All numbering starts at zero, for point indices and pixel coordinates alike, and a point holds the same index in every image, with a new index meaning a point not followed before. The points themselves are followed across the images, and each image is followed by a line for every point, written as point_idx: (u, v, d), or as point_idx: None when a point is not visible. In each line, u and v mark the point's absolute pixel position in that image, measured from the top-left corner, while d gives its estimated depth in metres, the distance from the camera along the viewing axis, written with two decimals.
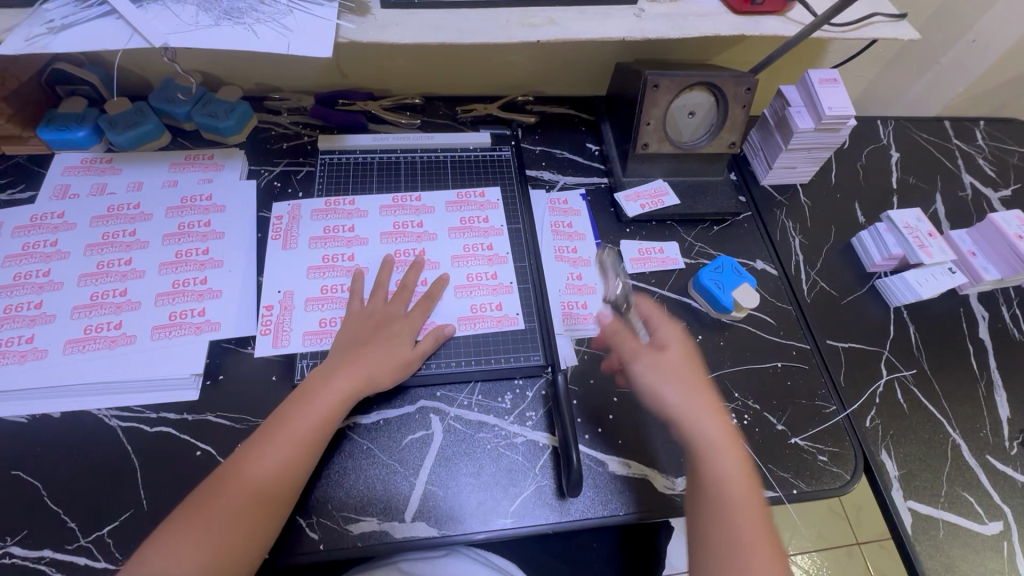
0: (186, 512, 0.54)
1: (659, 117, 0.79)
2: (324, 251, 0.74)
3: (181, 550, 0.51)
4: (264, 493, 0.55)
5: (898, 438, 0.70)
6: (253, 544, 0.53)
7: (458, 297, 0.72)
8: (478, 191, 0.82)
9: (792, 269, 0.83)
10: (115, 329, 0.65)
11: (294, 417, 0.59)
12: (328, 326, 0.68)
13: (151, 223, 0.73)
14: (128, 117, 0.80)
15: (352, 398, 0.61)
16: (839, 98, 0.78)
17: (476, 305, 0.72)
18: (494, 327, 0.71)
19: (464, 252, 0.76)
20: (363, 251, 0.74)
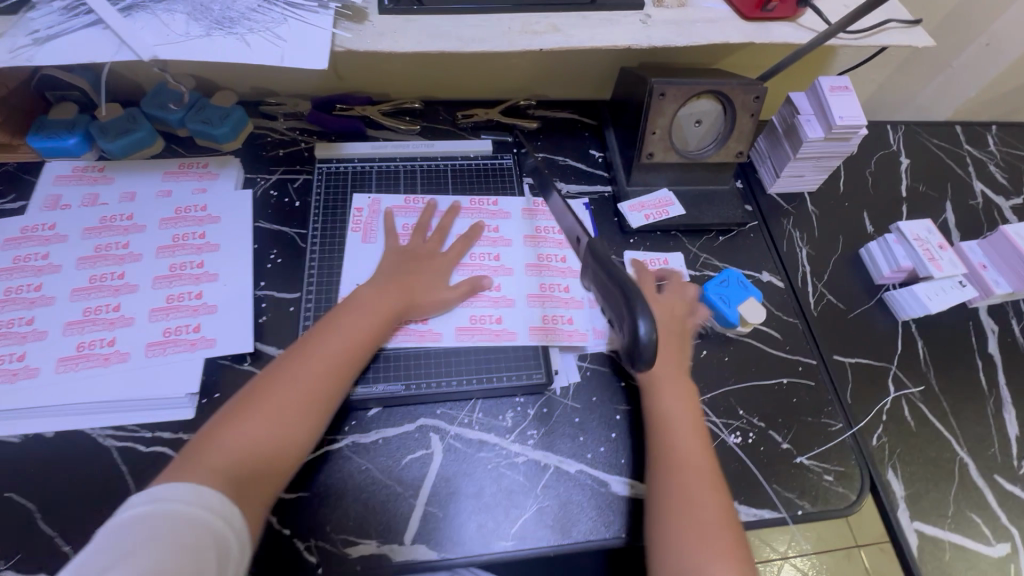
0: (224, 420, 0.53)
1: (665, 126, 0.77)
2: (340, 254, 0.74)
3: (223, 454, 0.50)
4: (303, 401, 0.56)
5: (905, 456, 0.69)
6: (291, 450, 0.54)
7: (459, 310, 0.71)
8: (492, 199, 0.81)
9: (799, 281, 0.82)
10: (108, 346, 0.63)
11: (339, 327, 0.61)
12: None
13: (144, 235, 0.71)
14: (120, 123, 0.78)
15: (399, 311, 0.65)
16: (848, 108, 0.76)
17: (479, 315, 0.71)
18: (489, 339, 0.69)
19: (472, 258, 0.75)
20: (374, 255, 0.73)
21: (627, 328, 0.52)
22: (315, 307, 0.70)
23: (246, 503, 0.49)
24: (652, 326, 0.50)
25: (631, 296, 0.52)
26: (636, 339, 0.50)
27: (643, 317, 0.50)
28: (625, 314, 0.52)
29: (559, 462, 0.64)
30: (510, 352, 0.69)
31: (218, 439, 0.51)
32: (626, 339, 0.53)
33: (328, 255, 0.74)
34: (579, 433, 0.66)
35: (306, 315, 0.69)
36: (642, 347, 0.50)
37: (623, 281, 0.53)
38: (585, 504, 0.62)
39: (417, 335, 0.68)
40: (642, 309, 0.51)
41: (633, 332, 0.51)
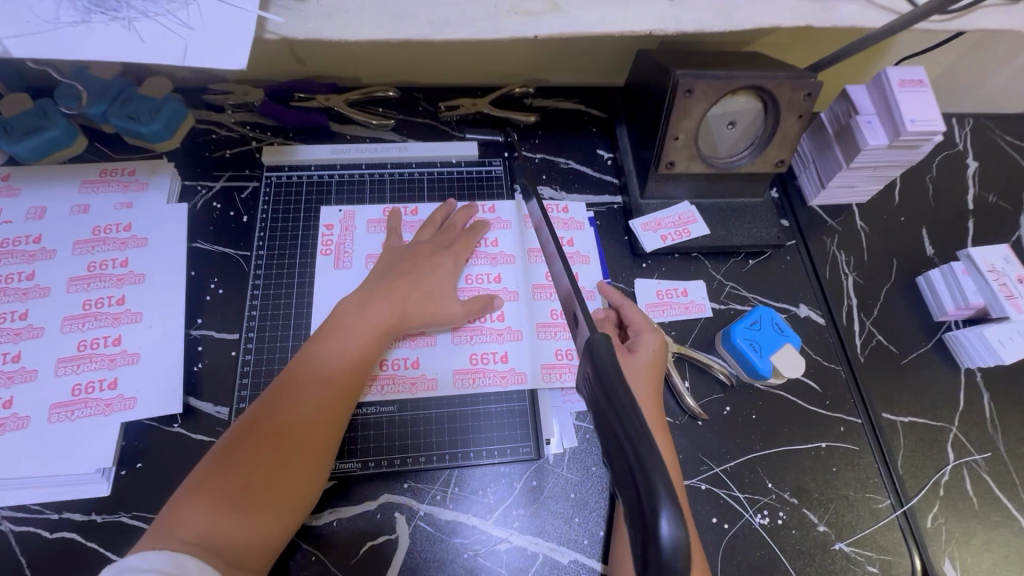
0: (206, 474, 0.47)
1: (691, 129, 0.62)
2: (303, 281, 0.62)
3: (209, 516, 0.45)
4: (291, 444, 0.49)
5: (967, 542, 0.58)
6: (287, 500, 0.48)
7: (456, 351, 0.60)
8: (488, 205, 0.68)
9: (843, 317, 0.68)
10: (4, 408, 0.52)
11: (327, 350, 0.54)
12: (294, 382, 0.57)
13: (54, 263, 0.59)
14: (28, 119, 0.64)
15: (390, 328, 0.56)
16: (923, 107, 0.62)
17: (466, 365, 0.59)
18: (497, 381, 0.59)
19: (468, 281, 0.63)
20: (344, 282, 0.62)
21: (636, 520, 0.30)
22: (258, 354, 0.58)
23: (240, 569, 0.44)
24: (681, 527, 0.29)
25: (644, 464, 0.31)
26: (650, 545, 0.29)
27: (664, 508, 0.29)
28: (632, 497, 0.31)
29: (549, 550, 0.53)
30: (487, 411, 0.58)
31: (202, 500, 0.45)
32: (633, 534, 0.31)
33: (274, 289, 0.61)
34: (574, 514, 0.55)
35: (244, 364, 0.58)
36: (661, 563, 0.29)
37: (633, 436, 0.32)
38: None
39: (408, 382, 0.58)
40: (661, 491, 0.30)
41: (647, 534, 0.29)
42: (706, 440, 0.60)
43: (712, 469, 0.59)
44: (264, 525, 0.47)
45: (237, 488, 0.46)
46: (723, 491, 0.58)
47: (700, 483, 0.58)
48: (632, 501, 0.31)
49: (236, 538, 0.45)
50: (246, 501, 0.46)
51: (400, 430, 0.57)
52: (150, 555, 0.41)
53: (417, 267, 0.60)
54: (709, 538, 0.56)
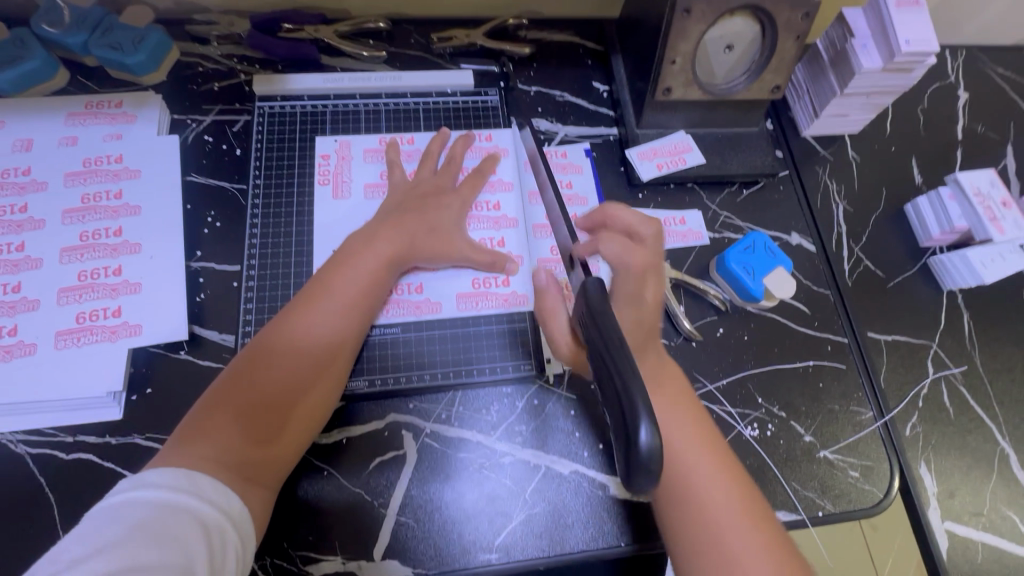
0: (220, 393, 0.48)
1: (688, 52, 0.62)
2: (301, 211, 0.62)
3: (227, 437, 0.46)
4: (304, 374, 0.50)
5: (942, 448, 0.62)
6: (298, 425, 0.50)
7: (461, 277, 0.61)
8: (485, 134, 0.68)
9: (833, 244, 0.70)
10: (9, 337, 0.53)
11: (338, 285, 0.53)
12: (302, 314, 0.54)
13: (46, 196, 0.58)
14: (4, 48, 0.62)
15: (395, 261, 0.56)
16: (919, 29, 0.62)
17: (469, 290, 0.60)
18: (500, 303, 0.60)
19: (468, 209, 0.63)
20: (344, 211, 0.62)
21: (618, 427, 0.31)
22: (260, 283, 0.59)
23: (256, 485, 0.46)
24: (657, 433, 0.30)
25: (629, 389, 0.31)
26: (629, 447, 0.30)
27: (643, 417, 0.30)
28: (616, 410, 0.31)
29: (551, 463, 0.56)
30: (489, 334, 0.60)
31: (218, 420, 0.46)
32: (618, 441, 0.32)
33: (273, 220, 0.61)
34: (575, 429, 0.57)
35: (246, 293, 0.58)
36: (638, 464, 0.30)
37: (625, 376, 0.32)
38: (580, 510, 0.55)
39: (413, 306, 0.59)
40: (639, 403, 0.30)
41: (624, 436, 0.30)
42: (700, 359, 0.62)
43: (706, 386, 0.61)
44: (277, 447, 0.49)
45: (252, 412, 0.47)
46: (716, 406, 0.61)
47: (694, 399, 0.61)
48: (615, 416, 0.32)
49: (254, 458, 0.46)
50: (261, 424, 0.47)
51: (409, 355, 0.58)
52: (166, 471, 0.42)
53: (425, 203, 0.59)
54: None
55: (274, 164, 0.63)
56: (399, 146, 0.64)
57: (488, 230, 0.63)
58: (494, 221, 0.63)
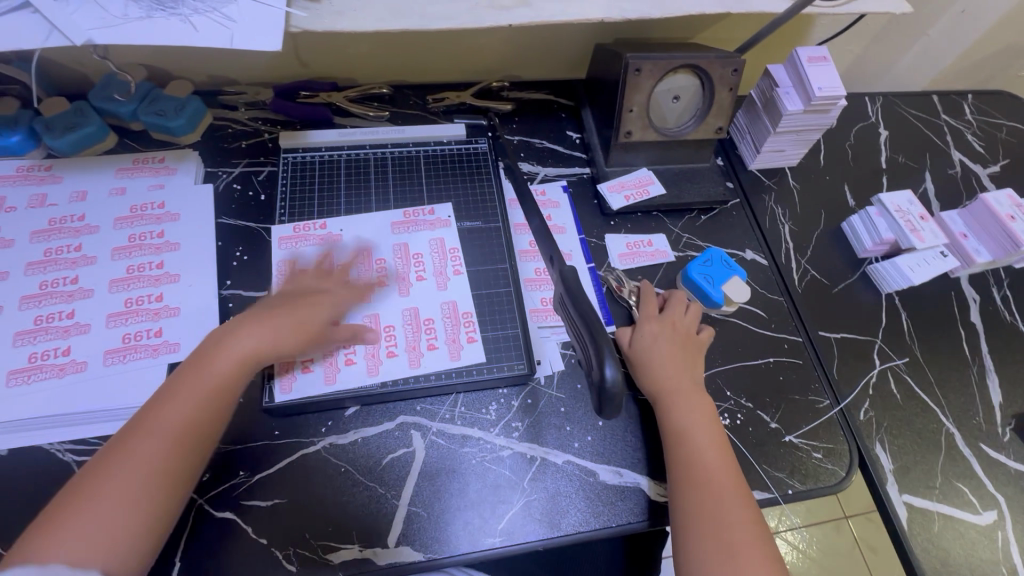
0: (95, 474, 0.50)
1: (642, 103, 0.74)
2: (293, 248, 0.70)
3: (111, 484, 0.49)
4: (182, 425, 0.53)
5: (893, 430, 0.69)
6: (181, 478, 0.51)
7: (430, 298, 0.68)
8: (427, 208, 0.74)
9: (782, 258, 0.81)
10: (63, 356, 0.60)
11: (226, 344, 0.57)
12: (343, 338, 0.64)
13: (97, 237, 0.67)
14: (66, 118, 0.73)
15: (249, 352, 0.58)
16: (828, 78, 0.75)
17: (424, 315, 0.67)
18: (450, 326, 0.66)
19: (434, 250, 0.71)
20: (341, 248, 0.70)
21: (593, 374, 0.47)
22: None
23: (134, 564, 0.48)
24: (619, 372, 0.44)
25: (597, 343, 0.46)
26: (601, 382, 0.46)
27: (608, 361, 0.45)
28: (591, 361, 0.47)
29: (545, 453, 0.63)
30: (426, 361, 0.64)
31: (86, 501, 0.48)
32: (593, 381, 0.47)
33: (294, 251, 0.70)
34: (566, 423, 0.65)
35: None
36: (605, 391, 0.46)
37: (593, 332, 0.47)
38: (573, 496, 0.61)
39: (387, 335, 0.65)
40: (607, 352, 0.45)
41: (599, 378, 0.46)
42: None
43: None
44: (155, 521, 0.49)
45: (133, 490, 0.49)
46: None
47: None
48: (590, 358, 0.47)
49: (126, 538, 0.48)
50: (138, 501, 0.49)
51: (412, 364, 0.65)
52: None
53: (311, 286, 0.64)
54: None
55: (295, 206, 0.73)
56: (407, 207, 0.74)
57: (434, 266, 0.70)
58: (439, 253, 0.71)
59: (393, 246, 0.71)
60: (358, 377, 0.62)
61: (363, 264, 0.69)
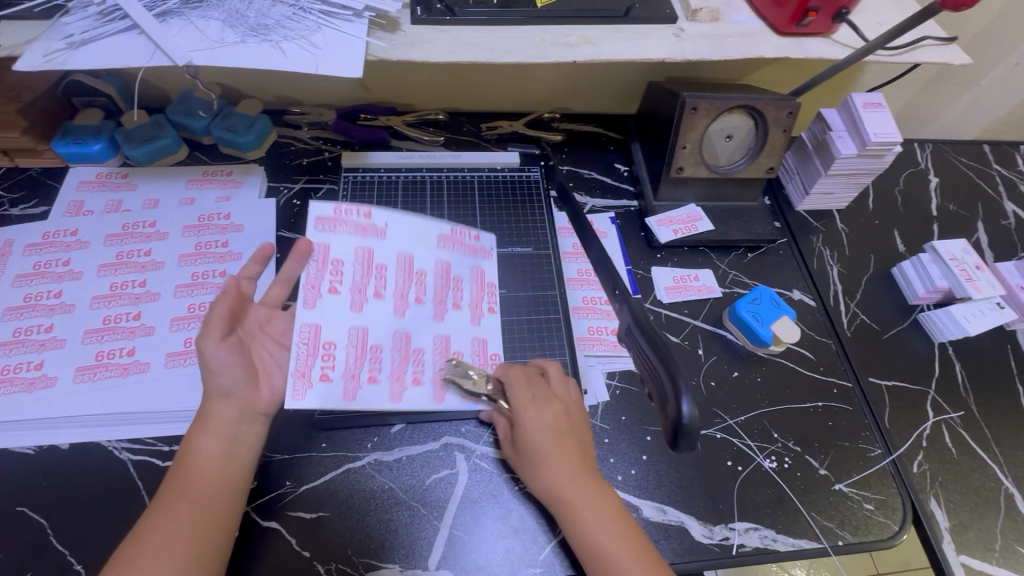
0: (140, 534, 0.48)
1: (696, 140, 0.76)
2: (327, 237, 0.60)
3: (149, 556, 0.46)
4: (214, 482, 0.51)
5: (948, 485, 0.67)
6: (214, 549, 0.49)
7: (462, 332, 0.65)
8: (473, 233, 0.71)
9: (831, 300, 0.80)
10: (127, 356, 0.62)
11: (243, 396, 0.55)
12: (371, 351, 0.59)
13: (166, 243, 0.70)
14: (145, 129, 0.77)
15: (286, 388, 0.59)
16: (885, 124, 0.75)
17: (454, 348, 0.63)
18: (477, 362, 0.64)
19: (477, 279, 0.68)
20: (380, 247, 0.63)
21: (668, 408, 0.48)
22: None
23: None
24: (694, 407, 0.45)
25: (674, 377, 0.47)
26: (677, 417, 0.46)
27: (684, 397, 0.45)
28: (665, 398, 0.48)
29: None
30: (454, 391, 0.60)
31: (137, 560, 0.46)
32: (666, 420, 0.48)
33: None
34: (609, 454, 0.64)
35: None
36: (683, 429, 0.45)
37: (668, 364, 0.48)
38: None
39: (415, 356, 0.61)
40: (684, 390, 0.46)
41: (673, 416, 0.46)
42: (719, 397, 0.70)
43: (726, 421, 0.68)
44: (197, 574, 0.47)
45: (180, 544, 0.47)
46: (736, 439, 0.67)
47: (715, 432, 0.67)
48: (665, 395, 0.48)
49: None
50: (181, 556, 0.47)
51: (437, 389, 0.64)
52: None
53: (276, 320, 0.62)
54: (727, 477, 0.64)
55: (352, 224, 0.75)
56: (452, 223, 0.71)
57: (472, 297, 0.67)
58: (479, 284, 0.68)
59: (433, 261, 0.66)
60: (381, 399, 0.57)
61: (402, 273, 0.63)
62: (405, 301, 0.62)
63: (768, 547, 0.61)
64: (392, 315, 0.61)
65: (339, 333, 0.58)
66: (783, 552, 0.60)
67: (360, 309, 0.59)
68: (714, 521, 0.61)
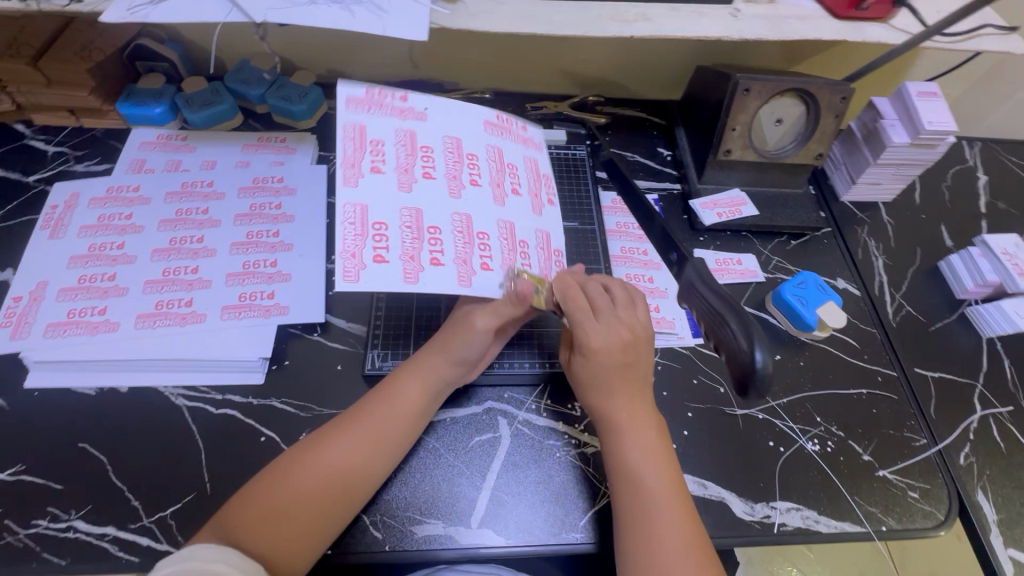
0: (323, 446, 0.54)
1: (746, 123, 0.75)
2: (370, 117, 0.59)
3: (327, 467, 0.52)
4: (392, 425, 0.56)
5: (996, 478, 0.65)
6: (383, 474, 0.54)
7: (525, 220, 0.63)
8: (521, 124, 0.69)
9: (876, 289, 0.79)
10: (185, 307, 0.64)
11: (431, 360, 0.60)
12: (428, 231, 0.55)
13: (223, 203, 0.72)
14: (203, 95, 0.79)
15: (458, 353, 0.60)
16: (940, 112, 0.74)
17: (478, 227, 0.58)
18: (506, 248, 0.60)
19: (524, 165, 0.66)
20: (422, 128, 0.61)
21: (734, 355, 0.50)
22: None
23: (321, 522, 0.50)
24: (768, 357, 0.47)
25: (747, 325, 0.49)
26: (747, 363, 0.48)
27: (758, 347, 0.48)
28: (733, 343, 0.50)
29: None
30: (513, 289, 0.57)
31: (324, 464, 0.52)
32: (735, 370, 0.50)
33: None
34: None
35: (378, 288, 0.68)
36: (752, 377, 0.48)
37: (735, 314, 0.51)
38: None
39: (460, 240, 0.57)
40: (757, 340, 0.48)
41: (746, 362, 0.49)
42: None
43: (768, 402, 0.68)
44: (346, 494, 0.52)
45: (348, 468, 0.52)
46: (779, 421, 0.66)
47: (758, 412, 0.67)
48: (731, 347, 0.50)
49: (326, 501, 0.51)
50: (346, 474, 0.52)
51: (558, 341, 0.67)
52: None
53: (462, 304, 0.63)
54: (769, 457, 0.64)
55: None
56: (514, 128, 0.68)
57: (529, 188, 0.65)
58: (534, 175, 0.67)
59: (484, 146, 0.64)
60: (447, 281, 0.54)
61: (451, 155, 0.61)
62: (458, 182, 0.60)
63: (810, 529, 0.60)
64: (437, 187, 0.58)
65: (391, 213, 0.55)
66: (825, 534, 0.60)
67: (406, 185, 0.57)
68: (755, 499, 0.61)
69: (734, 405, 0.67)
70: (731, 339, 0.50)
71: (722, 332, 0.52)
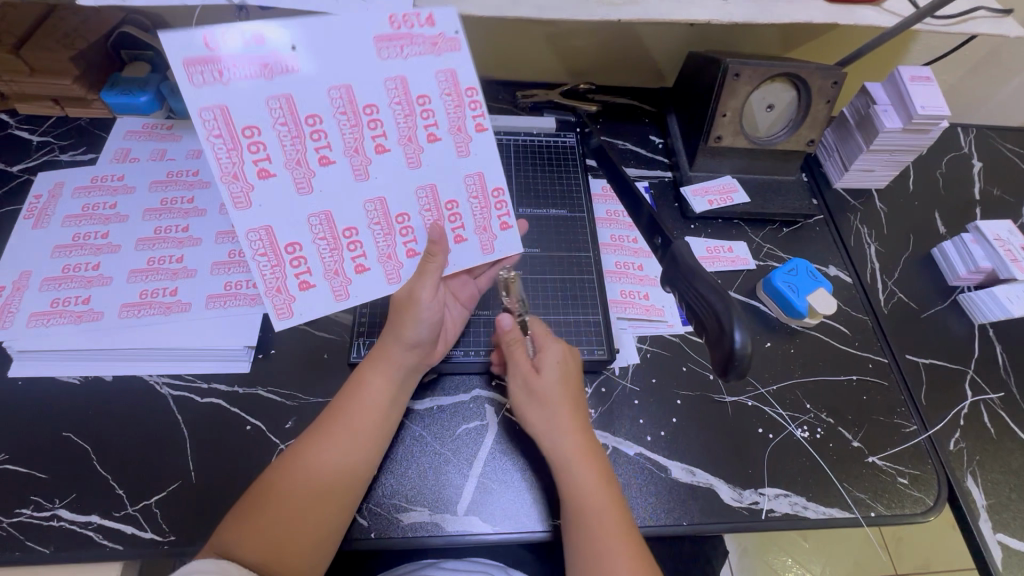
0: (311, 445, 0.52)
1: (736, 108, 0.75)
2: (220, 97, 0.46)
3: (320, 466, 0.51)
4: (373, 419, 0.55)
5: (986, 464, 0.65)
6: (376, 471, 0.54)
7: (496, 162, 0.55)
8: (422, 12, 0.48)
9: (867, 276, 0.79)
10: (170, 296, 0.63)
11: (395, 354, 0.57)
12: (345, 236, 0.54)
13: (209, 191, 0.72)
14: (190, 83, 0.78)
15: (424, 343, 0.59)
16: (932, 97, 0.73)
17: (395, 211, 0.54)
18: (454, 215, 0.56)
19: (448, 98, 0.51)
20: (300, 88, 0.47)
21: (716, 334, 0.49)
22: None
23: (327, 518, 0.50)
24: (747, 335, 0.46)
25: (726, 302, 0.48)
26: (727, 342, 0.47)
27: (737, 326, 0.47)
28: (714, 321, 0.49)
29: (617, 443, 0.62)
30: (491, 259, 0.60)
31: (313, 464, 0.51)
32: (716, 349, 0.49)
33: None
34: (640, 416, 0.64)
35: None
36: (733, 357, 0.47)
37: (715, 292, 0.50)
38: (647, 487, 0.60)
39: (398, 229, 0.55)
40: (736, 318, 0.47)
41: (726, 343, 0.47)
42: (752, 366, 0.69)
43: (758, 389, 0.67)
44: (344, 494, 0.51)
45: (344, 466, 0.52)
46: (768, 408, 0.66)
47: (747, 399, 0.66)
48: (714, 327, 0.49)
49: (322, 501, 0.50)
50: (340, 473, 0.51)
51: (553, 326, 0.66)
52: None
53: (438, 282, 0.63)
54: (758, 444, 0.64)
55: None
56: (410, 22, 0.48)
57: (449, 120, 0.52)
58: (454, 94, 0.51)
59: (387, 89, 0.49)
60: (376, 284, 0.56)
61: (345, 117, 0.50)
62: (364, 158, 0.52)
63: (799, 515, 0.60)
64: (346, 177, 0.52)
65: (300, 229, 0.52)
66: (813, 519, 0.60)
67: (303, 185, 0.51)
68: (743, 486, 0.61)
69: (724, 392, 0.66)
70: (712, 319, 0.49)
71: (703, 314, 0.51)
